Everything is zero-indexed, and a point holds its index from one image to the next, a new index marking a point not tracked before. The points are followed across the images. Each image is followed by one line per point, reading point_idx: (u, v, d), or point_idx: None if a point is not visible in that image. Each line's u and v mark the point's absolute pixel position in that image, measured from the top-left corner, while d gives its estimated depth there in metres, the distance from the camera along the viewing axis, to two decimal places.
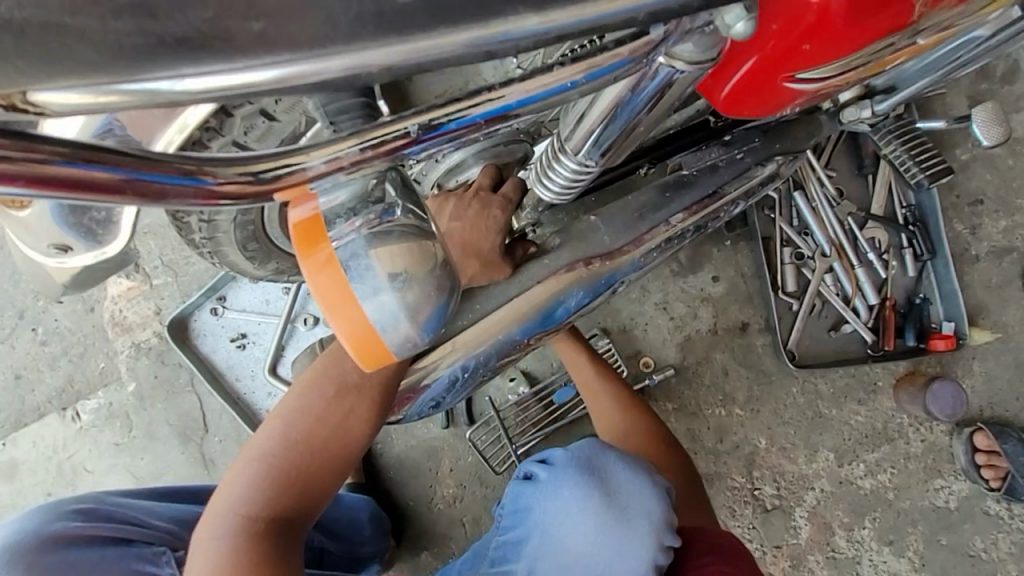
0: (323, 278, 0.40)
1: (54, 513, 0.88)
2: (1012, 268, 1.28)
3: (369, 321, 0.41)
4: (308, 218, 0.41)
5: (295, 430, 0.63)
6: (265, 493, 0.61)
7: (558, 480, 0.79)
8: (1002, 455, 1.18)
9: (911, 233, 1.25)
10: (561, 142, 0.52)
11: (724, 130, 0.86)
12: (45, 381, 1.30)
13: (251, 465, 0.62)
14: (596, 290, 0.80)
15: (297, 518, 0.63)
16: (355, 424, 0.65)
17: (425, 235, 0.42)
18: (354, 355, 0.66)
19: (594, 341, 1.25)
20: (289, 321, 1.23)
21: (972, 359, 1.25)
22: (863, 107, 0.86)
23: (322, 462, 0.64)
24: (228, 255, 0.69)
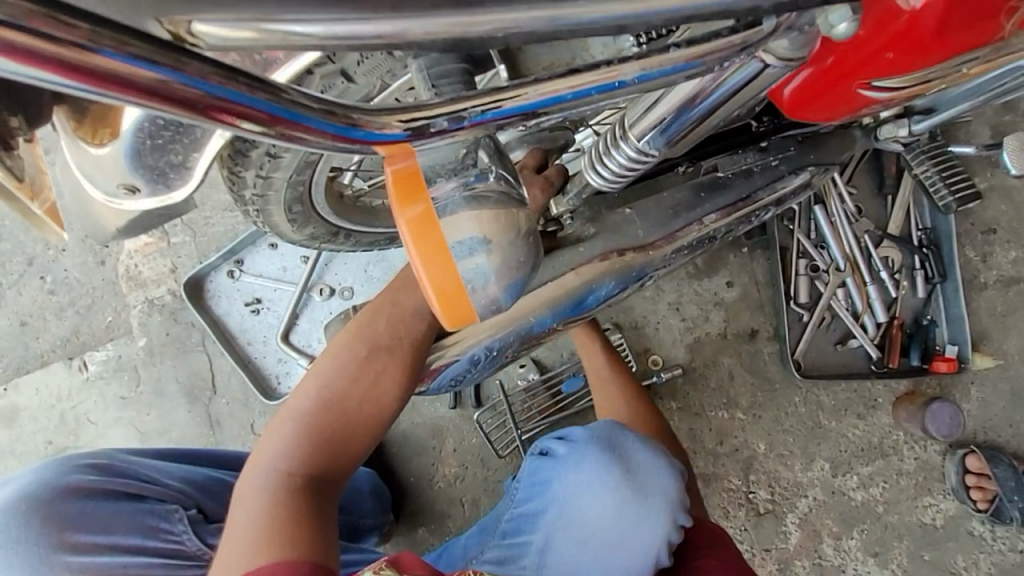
0: (419, 232, 0.41)
1: (67, 466, 0.89)
2: (1017, 298, 1.31)
3: (458, 278, 0.42)
4: (403, 173, 0.41)
5: (331, 391, 0.65)
6: (300, 449, 0.62)
7: (576, 453, 0.84)
8: (992, 478, 1.21)
9: (924, 255, 1.27)
10: (623, 128, 0.52)
11: (765, 134, 0.87)
12: (51, 329, 1.29)
13: (288, 423, 0.64)
14: (626, 282, 0.80)
15: (332, 476, 0.63)
16: (387, 385, 0.66)
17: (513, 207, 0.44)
18: (387, 317, 0.68)
19: (607, 335, 1.26)
20: (305, 290, 1.24)
21: (970, 384, 1.28)
22: (900, 125, 0.87)
23: (356, 421, 0.65)
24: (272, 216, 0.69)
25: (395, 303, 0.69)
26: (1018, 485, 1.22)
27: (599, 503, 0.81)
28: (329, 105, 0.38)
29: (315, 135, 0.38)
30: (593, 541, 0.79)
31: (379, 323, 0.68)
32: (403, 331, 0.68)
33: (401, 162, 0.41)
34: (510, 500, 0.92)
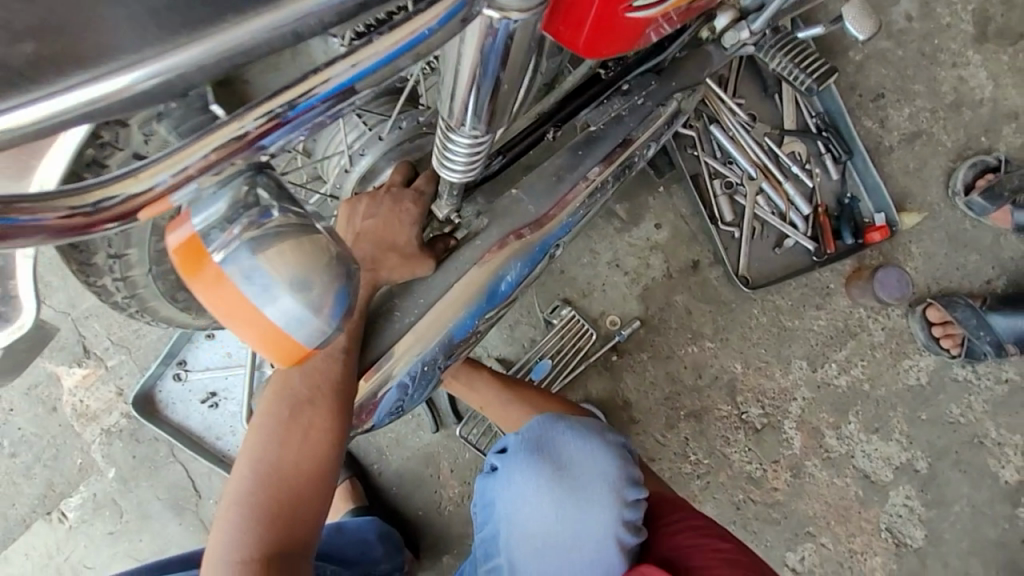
0: (213, 287, 0.45)
1: None
2: (923, 149, 1.35)
3: (269, 320, 0.46)
4: (187, 238, 0.45)
5: (265, 465, 0.68)
6: (250, 528, 0.65)
7: (510, 466, 0.85)
8: (956, 322, 1.24)
9: (826, 138, 1.31)
10: (446, 119, 0.53)
11: (620, 78, 0.89)
12: (24, 490, 1.25)
13: (234, 508, 0.67)
14: (534, 261, 0.81)
15: (291, 542, 0.66)
16: (322, 438, 0.69)
17: (309, 231, 0.46)
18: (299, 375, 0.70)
19: (558, 312, 1.27)
20: (255, 368, 1.22)
21: (909, 242, 1.32)
22: (741, 29, 0.88)
23: (297, 483, 0.68)
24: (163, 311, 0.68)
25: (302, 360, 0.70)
26: (984, 320, 1.24)
27: (541, 509, 0.82)
28: (96, 190, 0.43)
29: (98, 222, 0.43)
30: (548, 548, 0.82)
31: (292, 383, 0.70)
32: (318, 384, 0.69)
33: (181, 230, 0.46)
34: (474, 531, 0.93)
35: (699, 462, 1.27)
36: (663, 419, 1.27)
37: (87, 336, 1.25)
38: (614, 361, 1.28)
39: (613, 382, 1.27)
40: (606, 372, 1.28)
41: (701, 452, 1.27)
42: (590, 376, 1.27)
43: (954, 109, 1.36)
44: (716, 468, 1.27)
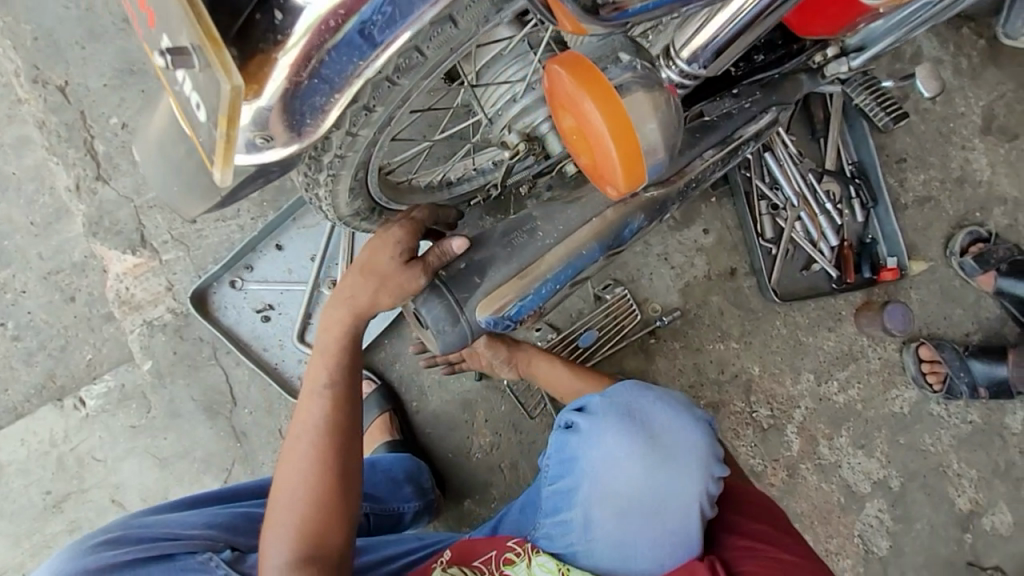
0: (605, 98, 0.56)
1: (83, 548, 0.86)
2: (931, 212, 1.56)
3: (638, 139, 0.58)
4: (590, 61, 0.56)
5: (301, 433, 0.81)
6: (294, 537, 0.77)
7: (599, 428, 0.91)
8: (942, 362, 1.42)
9: (857, 185, 1.49)
10: (672, 50, 0.62)
11: (740, 77, 1.01)
12: (21, 378, 1.20)
13: (280, 522, 0.78)
14: (653, 215, 0.90)
15: (327, 546, 0.78)
16: (340, 459, 0.81)
17: (655, 89, 0.59)
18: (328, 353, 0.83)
19: (609, 290, 1.36)
20: (315, 288, 1.22)
21: (910, 288, 1.51)
22: (841, 63, 1.02)
23: (328, 496, 0.79)
24: (341, 184, 0.71)
25: (332, 333, 0.83)
26: (964, 363, 1.42)
27: (626, 472, 0.89)
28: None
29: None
30: (630, 509, 0.88)
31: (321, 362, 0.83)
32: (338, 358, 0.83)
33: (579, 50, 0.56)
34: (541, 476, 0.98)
35: None
36: None
37: (146, 226, 1.23)
38: (650, 344, 1.38)
39: (646, 363, 1.37)
40: (641, 353, 1.37)
41: None
42: (626, 354, 1.37)
43: (959, 184, 1.58)
44: None
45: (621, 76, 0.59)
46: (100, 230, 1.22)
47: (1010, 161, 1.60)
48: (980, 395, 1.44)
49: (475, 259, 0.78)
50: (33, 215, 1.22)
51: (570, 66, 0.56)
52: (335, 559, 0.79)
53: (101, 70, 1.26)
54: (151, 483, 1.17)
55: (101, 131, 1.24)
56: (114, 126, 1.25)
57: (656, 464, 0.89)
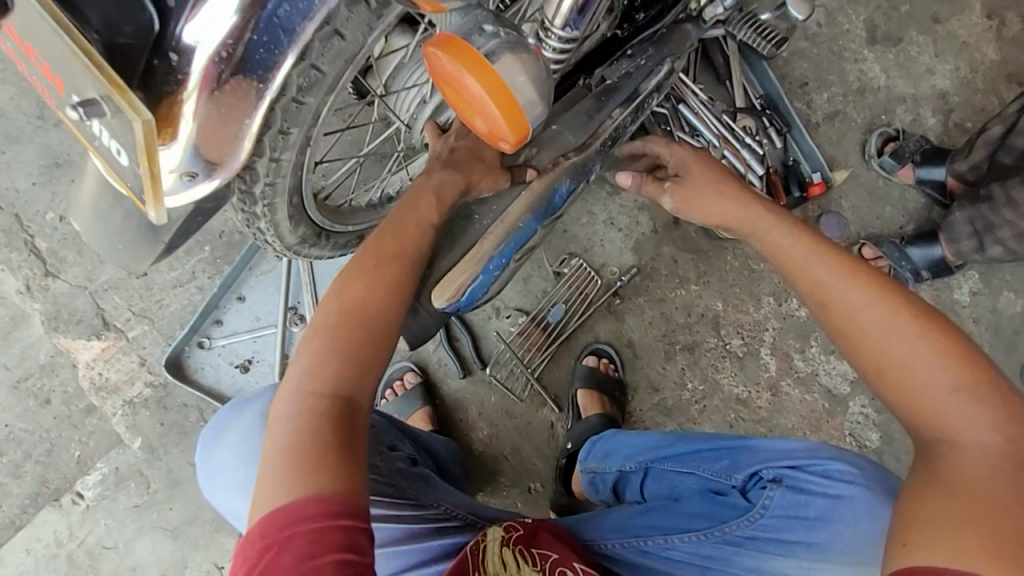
0: (475, 66, 0.62)
1: (283, 392, 0.92)
2: (841, 124, 1.67)
3: (514, 99, 0.64)
4: (451, 38, 0.62)
5: (304, 409, 0.67)
6: (331, 361, 0.70)
7: (864, 496, 0.84)
8: (884, 256, 1.52)
9: (769, 115, 1.58)
10: (548, 20, 0.69)
11: (630, 37, 1.07)
12: (12, 490, 1.19)
13: (320, 335, 0.72)
14: (579, 177, 0.97)
15: (355, 395, 0.70)
16: (392, 306, 0.75)
17: (522, 50, 0.64)
18: (358, 309, 0.73)
19: (566, 263, 1.42)
20: (285, 330, 1.25)
21: (839, 197, 1.61)
22: (717, 5, 1.12)
23: (369, 337, 0.73)
24: (279, 213, 0.77)
25: (362, 285, 0.74)
26: (903, 251, 1.54)
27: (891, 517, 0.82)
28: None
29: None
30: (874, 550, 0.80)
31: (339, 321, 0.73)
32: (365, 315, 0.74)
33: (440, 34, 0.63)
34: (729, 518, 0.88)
35: (695, 389, 1.45)
36: (662, 354, 1.45)
37: (106, 309, 1.24)
38: (617, 305, 1.44)
39: (617, 324, 1.43)
40: (610, 316, 1.43)
41: (696, 380, 1.45)
42: (597, 319, 1.42)
43: (860, 94, 1.70)
44: (710, 393, 1.45)
45: (492, 45, 0.63)
46: (61, 323, 1.23)
47: (900, 63, 1.72)
48: (926, 277, 1.54)
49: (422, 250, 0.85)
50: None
51: (441, 42, 0.63)
52: (360, 418, 0.69)
53: (27, 170, 1.28)
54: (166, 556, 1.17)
55: (40, 228, 1.25)
56: (52, 220, 1.26)
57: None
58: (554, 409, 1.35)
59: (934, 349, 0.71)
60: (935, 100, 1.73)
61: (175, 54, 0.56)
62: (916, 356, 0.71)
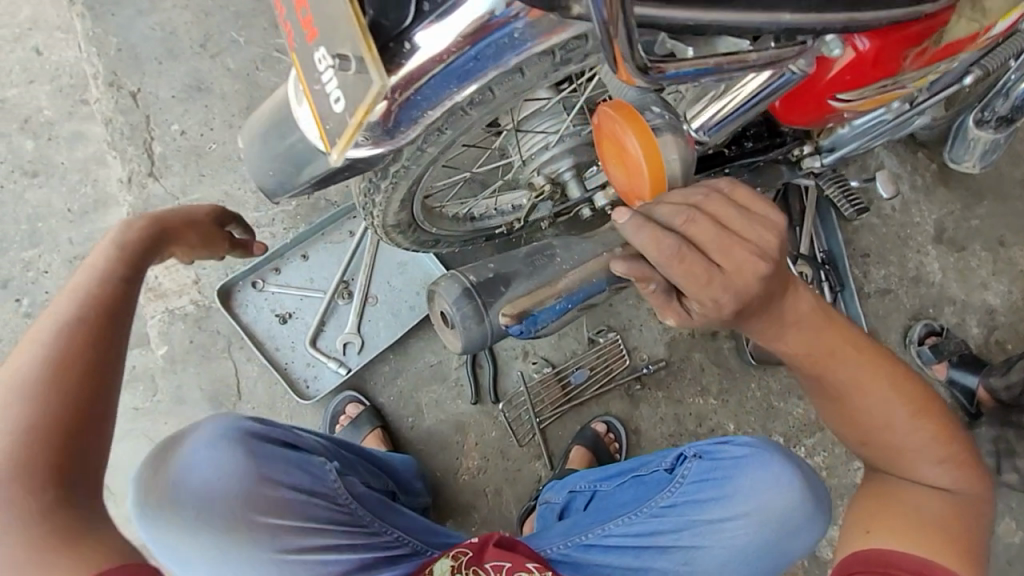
0: (637, 129, 0.71)
1: (233, 423, 0.95)
2: (890, 302, 1.74)
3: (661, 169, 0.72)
4: (625, 106, 0.72)
5: (67, 349, 0.64)
6: (90, 302, 0.68)
7: (756, 455, 1.01)
8: None
9: (827, 270, 1.66)
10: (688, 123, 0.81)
11: (735, 158, 1.19)
12: None
13: (94, 279, 0.70)
14: None
15: (103, 323, 0.67)
16: (123, 275, 0.72)
17: (663, 132, 0.73)
18: (46, 354, 0.63)
19: (603, 334, 1.47)
20: (332, 298, 1.32)
21: None
22: (816, 159, 1.20)
23: (106, 297, 0.69)
24: (399, 191, 0.86)
25: (61, 315, 0.66)
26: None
27: (785, 497, 0.99)
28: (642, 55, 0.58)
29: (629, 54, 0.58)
30: (778, 518, 0.99)
31: (56, 349, 0.64)
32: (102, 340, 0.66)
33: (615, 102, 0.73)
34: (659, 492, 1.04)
35: None
36: None
37: None
38: (636, 390, 1.47)
39: (631, 408, 1.46)
40: (627, 398, 1.46)
41: None
42: (613, 397, 1.45)
43: (914, 282, 1.78)
44: None
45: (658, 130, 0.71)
46: None
47: (958, 268, 1.81)
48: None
49: (502, 272, 0.91)
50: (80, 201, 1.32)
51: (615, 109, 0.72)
52: (86, 363, 0.64)
53: (172, 83, 1.41)
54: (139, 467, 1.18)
55: (161, 134, 1.37)
56: (174, 131, 1.38)
57: (801, 484, 0.99)
58: (546, 466, 1.35)
59: (920, 428, 0.79)
60: (981, 313, 1.80)
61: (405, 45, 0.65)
62: (917, 445, 0.80)
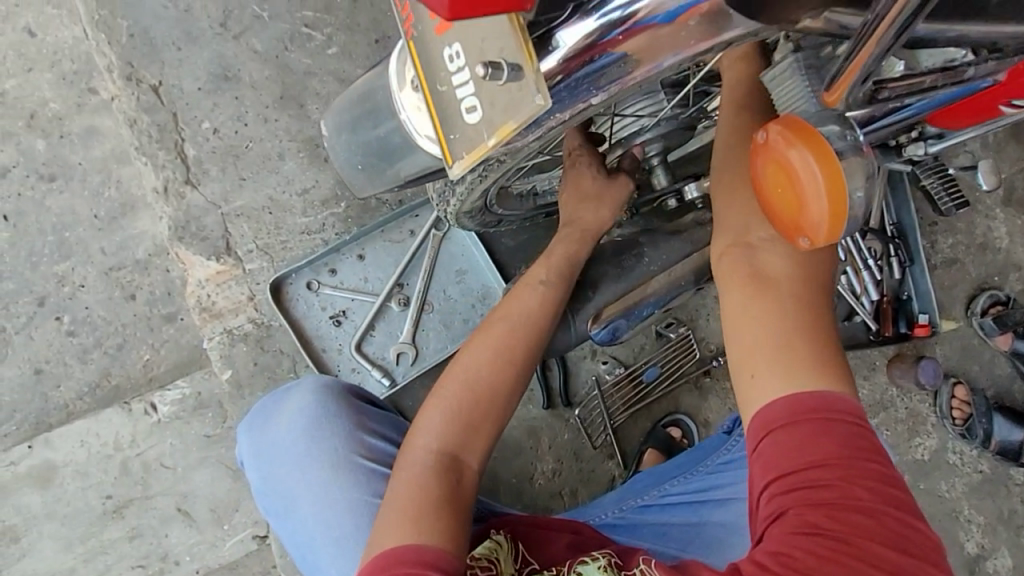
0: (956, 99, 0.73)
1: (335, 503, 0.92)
2: (957, 273, 1.69)
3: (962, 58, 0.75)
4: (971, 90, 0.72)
5: (463, 415, 0.77)
6: (473, 364, 0.80)
7: None
8: (971, 403, 1.56)
9: (896, 244, 1.59)
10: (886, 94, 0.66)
11: None
12: (75, 375, 1.25)
13: (481, 348, 0.80)
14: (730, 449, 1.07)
15: (498, 395, 0.79)
16: (512, 365, 0.80)
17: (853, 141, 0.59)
18: (482, 403, 0.78)
19: (672, 328, 1.39)
20: (385, 301, 1.27)
21: (936, 345, 1.65)
22: (918, 147, 1.09)
23: (490, 367, 0.79)
24: (482, 184, 0.79)
25: (482, 393, 0.78)
26: (989, 412, 1.55)
27: None
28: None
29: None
30: None
31: (458, 391, 0.78)
32: (498, 417, 0.79)
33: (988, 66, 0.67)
34: (680, 467, 1.09)
35: None
36: None
37: (232, 234, 1.25)
38: (704, 381, 1.41)
39: (699, 401, 1.41)
40: (695, 390, 1.41)
41: None
42: (682, 390, 1.41)
43: (981, 249, 1.70)
44: None
45: (846, 147, 0.47)
46: (186, 235, 1.24)
47: None
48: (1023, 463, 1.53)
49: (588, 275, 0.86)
50: (101, 205, 1.26)
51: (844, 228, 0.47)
52: (482, 431, 0.78)
53: (195, 73, 1.26)
54: (220, 495, 1.21)
55: (192, 134, 1.25)
56: (205, 130, 1.25)
57: None
58: (620, 465, 1.35)
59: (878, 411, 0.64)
60: None
61: (552, 44, 0.52)
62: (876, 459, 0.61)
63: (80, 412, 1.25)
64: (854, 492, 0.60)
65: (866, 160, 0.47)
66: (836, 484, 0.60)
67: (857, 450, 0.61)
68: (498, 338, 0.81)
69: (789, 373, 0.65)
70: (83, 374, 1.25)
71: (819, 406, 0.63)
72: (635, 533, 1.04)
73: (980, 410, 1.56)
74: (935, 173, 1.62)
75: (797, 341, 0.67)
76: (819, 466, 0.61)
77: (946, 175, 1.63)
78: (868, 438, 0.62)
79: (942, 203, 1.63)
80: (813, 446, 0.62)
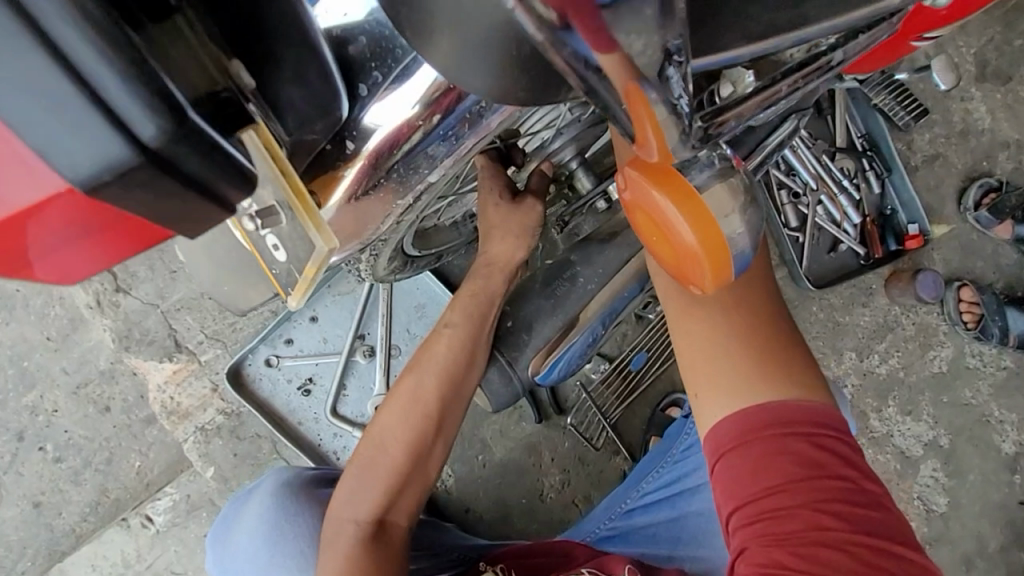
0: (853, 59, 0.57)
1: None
2: (941, 169, 1.57)
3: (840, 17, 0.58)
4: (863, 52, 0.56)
5: (383, 479, 0.75)
6: (389, 426, 0.76)
7: None
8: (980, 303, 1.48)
9: (870, 157, 1.48)
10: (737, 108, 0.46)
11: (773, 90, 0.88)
12: (73, 500, 1.24)
13: (396, 407, 0.76)
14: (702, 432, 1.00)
15: (418, 454, 0.76)
16: (428, 423, 0.76)
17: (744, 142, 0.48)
18: (401, 464, 0.76)
19: (651, 308, 1.30)
20: (348, 358, 1.22)
21: (932, 251, 1.56)
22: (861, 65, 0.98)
23: (407, 428, 0.76)
24: (382, 254, 0.76)
25: (400, 453, 0.76)
26: (999, 307, 1.49)
27: None
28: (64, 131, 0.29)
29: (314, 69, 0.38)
30: None
31: (377, 454, 0.76)
32: (420, 474, 0.77)
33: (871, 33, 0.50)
34: (656, 461, 1.03)
35: None
36: None
37: (179, 330, 1.22)
38: None
39: None
40: None
41: None
42: (674, 368, 1.35)
43: (963, 136, 1.57)
44: None
45: (708, 177, 0.40)
46: (133, 342, 1.22)
47: (1008, 104, 1.58)
48: None
49: (521, 316, 0.83)
50: (46, 330, 1.23)
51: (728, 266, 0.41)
52: (403, 491, 0.76)
53: None
54: None
55: None
56: None
57: None
58: (628, 459, 1.32)
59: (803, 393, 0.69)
60: None
61: (351, 144, 0.45)
62: (802, 436, 0.67)
63: (88, 534, 1.24)
64: (784, 470, 0.65)
65: (735, 180, 0.41)
66: (764, 468, 0.66)
67: (781, 431, 0.67)
68: (412, 396, 0.76)
69: (734, 391, 0.69)
70: (79, 497, 1.24)
71: (768, 422, 0.67)
72: (628, 542, 1.02)
73: (989, 309, 1.49)
74: (886, 89, 1.50)
75: (738, 354, 0.71)
76: (748, 448, 0.67)
77: (894, 84, 1.52)
78: (828, 448, 0.66)
79: (900, 119, 1.53)
80: (735, 428, 0.68)
